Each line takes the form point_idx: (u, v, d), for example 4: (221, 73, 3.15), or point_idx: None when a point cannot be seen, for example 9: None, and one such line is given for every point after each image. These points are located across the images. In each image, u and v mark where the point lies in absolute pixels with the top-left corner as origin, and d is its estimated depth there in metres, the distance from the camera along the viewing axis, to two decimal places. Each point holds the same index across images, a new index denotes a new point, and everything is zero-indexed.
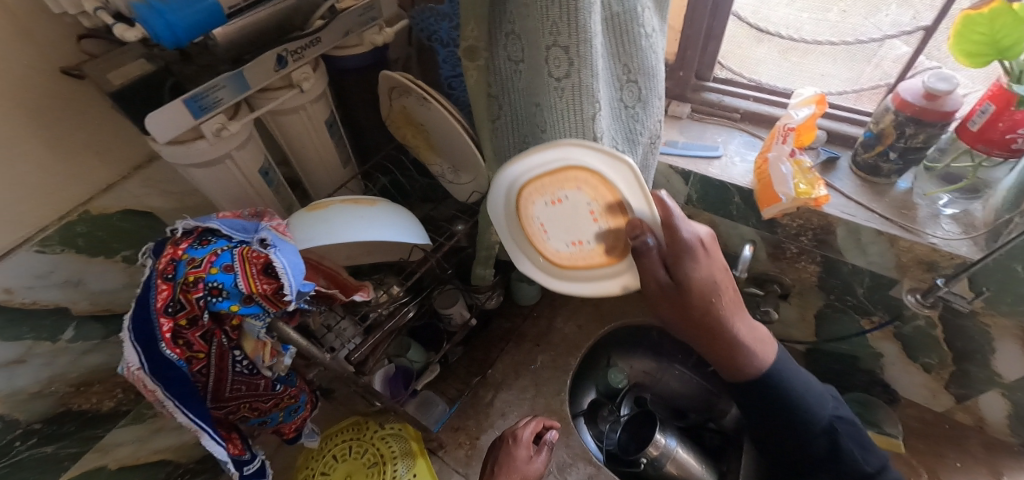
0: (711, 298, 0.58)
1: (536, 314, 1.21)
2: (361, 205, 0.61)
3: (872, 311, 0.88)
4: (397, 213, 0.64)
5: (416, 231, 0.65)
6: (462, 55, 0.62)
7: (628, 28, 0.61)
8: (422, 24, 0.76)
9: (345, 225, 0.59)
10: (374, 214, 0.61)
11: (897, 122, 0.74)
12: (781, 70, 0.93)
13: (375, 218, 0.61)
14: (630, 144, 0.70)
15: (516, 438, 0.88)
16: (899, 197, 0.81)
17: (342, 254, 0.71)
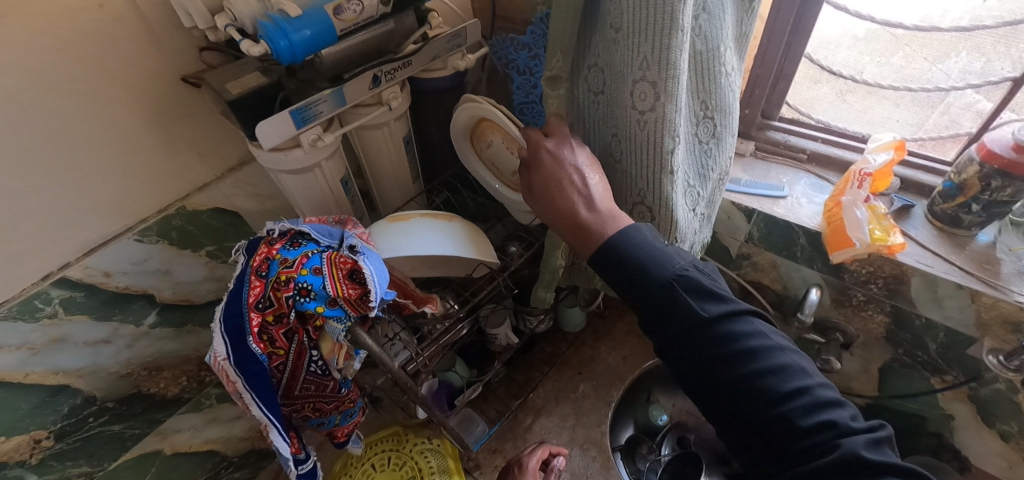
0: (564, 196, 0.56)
1: (580, 342, 1.20)
2: (439, 220, 0.65)
3: (945, 370, 0.84)
4: (470, 231, 0.67)
5: (486, 248, 0.66)
6: (544, 83, 0.62)
7: (709, 66, 0.62)
8: (501, 52, 0.76)
9: (425, 238, 0.63)
10: (450, 229, 0.65)
11: (982, 174, 0.71)
12: (851, 114, 0.92)
13: (451, 234, 0.64)
14: (701, 178, 0.71)
15: (523, 467, 0.89)
16: (981, 250, 0.77)
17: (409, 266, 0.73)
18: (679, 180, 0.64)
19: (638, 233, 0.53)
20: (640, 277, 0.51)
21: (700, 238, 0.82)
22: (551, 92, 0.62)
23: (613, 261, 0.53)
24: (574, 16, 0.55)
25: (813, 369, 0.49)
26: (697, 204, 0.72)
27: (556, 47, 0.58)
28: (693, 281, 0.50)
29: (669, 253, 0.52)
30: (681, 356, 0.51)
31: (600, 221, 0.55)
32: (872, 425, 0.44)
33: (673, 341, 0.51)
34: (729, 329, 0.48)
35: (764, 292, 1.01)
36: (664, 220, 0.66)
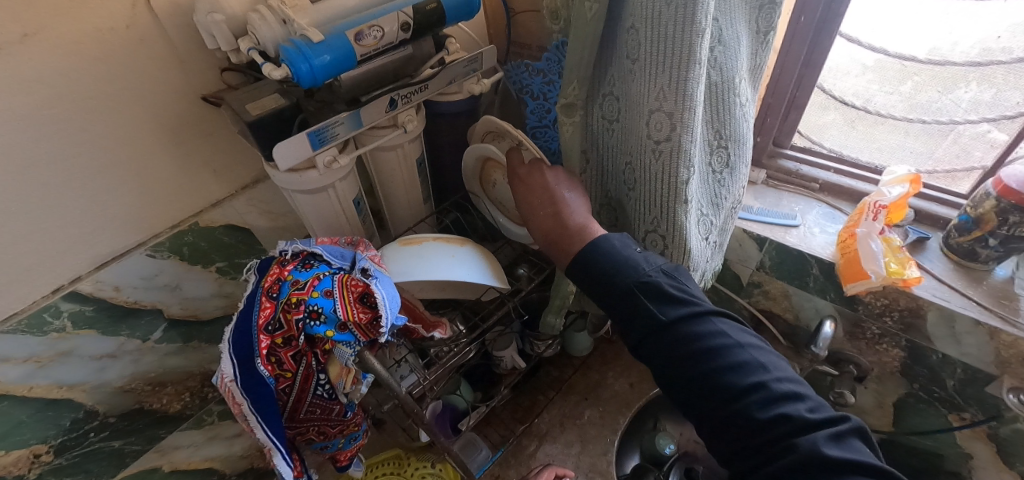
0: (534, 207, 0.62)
1: (587, 367, 1.19)
2: (451, 244, 0.65)
3: (962, 407, 0.82)
4: (483, 255, 0.67)
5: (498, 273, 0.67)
6: (558, 111, 0.62)
7: (724, 97, 0.62)
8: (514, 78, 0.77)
9: (439, 261, 0.63)
10: (463, 253, 0.65)
11: (998, 209, 0.70)
12: (860, 141, 0.92)
13: (464, 258, 0.65)
14: (714, 208, 0.70)
15: None
16: (999, 285, 0.76)
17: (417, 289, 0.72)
18: (692, 210, 0.63)
19: (608, 242, 0.55)
20: (607, 283, 0.53)
21: (712, 267, 0.81)
22: (566, 119, 0.62)
23: (586, 269, 0.55)
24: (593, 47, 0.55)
25: (782, 366, 0.47)
26: (709, 233, 0.71)
27: (572, 76, 0.58)
28: (654, 285, 0.50)
29: (635, 259, 0.53)
30: (648, 358, 0.51)
31: (569, 235, 0.58)
32: (834, 418, 0.41)
33: (640, 344, 0.51)
34: (690, 329, 0.48)
35: (775, 322, 0.99)
36: (677, 250, 0.65)
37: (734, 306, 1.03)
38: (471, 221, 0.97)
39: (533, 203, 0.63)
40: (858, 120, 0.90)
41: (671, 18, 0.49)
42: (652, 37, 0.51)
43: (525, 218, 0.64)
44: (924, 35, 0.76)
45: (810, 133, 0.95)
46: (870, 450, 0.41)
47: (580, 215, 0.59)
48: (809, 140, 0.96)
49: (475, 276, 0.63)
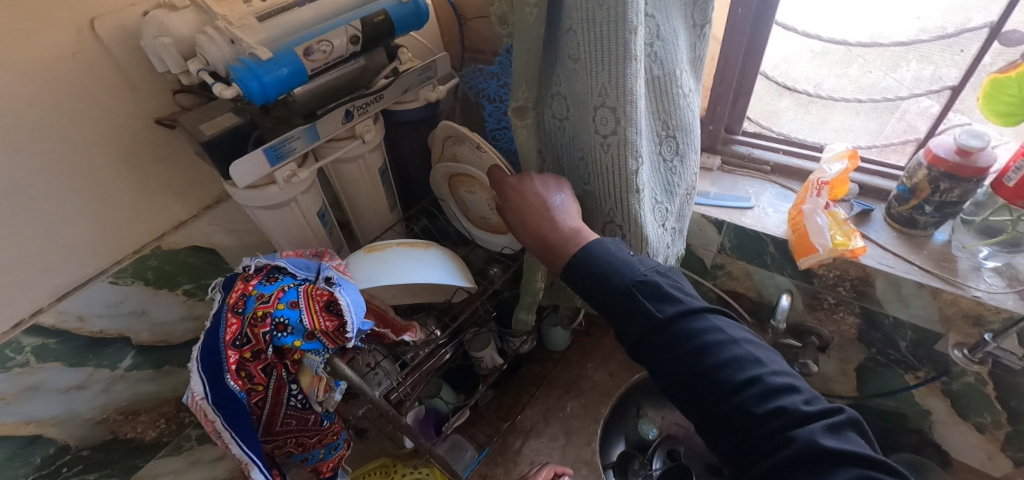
0: (524, 213, 0.62)
1: (567, 360, 1.21)
2: (418, 248, 0.67)
3: (916, 366, 0.86)
4: (448, 258, 0.68)
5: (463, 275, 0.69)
6: (511, 115, 0.64)
7: (667, 88, 0.65)
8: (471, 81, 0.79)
9: (402, 265, 0.64)
10: (430, 257, 0.67)
11: (930, 177, 0.75)
12: (811, 123, 0.96)
13: (429, 261, 0.66)
14: (668, 195, 0.74)
15: None
16: (938, 249, 0.80)
17: (386, 294, 0.73)
18: (646, 199, 0.66)
19: (602, 246, 0.57)
20: (603, 284, 0.54)
21: (674, 251, 0.85)
22: (519, 121, 0.64)
23: (582, 272, 0.56)
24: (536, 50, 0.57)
25: (776, 360, 0.48)
26: (666, 218, 0.74)
27: (520, 79, 0.60)
28: (650, 284, 0.52)
29: (629, 260, 0.54)
30: (647, 357, 0.52)
31: (564, 238, 0.59)
32: (828, 409, 0.43)
33: (637, 344, 0.52)
34: (685, 327, 0.49)
35: (741, 301, 1.02)
36: (635, 237, 0.68)
37: (702, 289, 1.06)
38: (441, 225, 0.99)
39: (523, 210, 0.63)
40: (810, 104, 0.94)
41: (605, 19, 0.52)
42: (590, 37, 0.54)
43: (514, 228, 0.64)
44: (864, 21, 0.80)
45: (757, 117, 1.00)
46: (864, 440, 0.43)
47: (572, 220, 0.61)
48: (761, 125, 1.01)
49: (441, 279, 0.65)
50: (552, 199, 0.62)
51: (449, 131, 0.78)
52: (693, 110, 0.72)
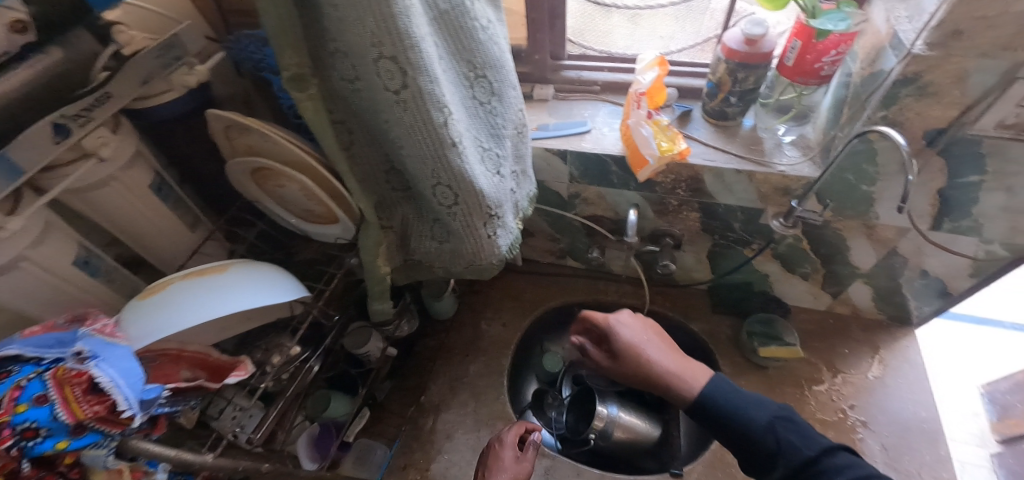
0: (637, 363, 0.76)
1: (459, 325, 1.16)
2: (206, 276, 0.55)
3: (750, 240, 0.96)
4: (256, 276, 0.57)
5: (279, 291, 0.58)
6: (287, 86, 0.53)
7: (460, 23, 0.58)
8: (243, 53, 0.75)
9: (190, 302, 0.52)
10: (224, 281, 0.55)
11: (729, 70, 0.80)
12: (643, 35, 1.00)
13: (228, 287, 0.54)
14: (496, 139, 0.69)
15: (501, 441, 0.86)
16: (748, 135, 0.88)
17: (199, 333, 0.62)
18: (467, 150, 0.61)
19: (714, 387, 0.67)
20: (744, 427, 0.62)
21: (522, 193, 0.82)
22: (298, 92, 0.53)
23: (706, 411, 0.66)
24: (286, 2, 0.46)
25: None
26: (500, 165, 0.70)
27: (280, 44, 0.49)
28: (785, 420, 0.62)
29: (753, 416, 0.62)
30: (749, 468, 0.64)
31: (677, 384, 0.70)
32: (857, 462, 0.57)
33: (748, 459, 0.63)
34: (831, 461, 0.57)
35: (602, 223, 1.03)
36: (467, 193, 0.64)
37: (566, 221, 1.06)
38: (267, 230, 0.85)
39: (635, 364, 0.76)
40: (640, 17, 0.98)
41: None
42: None
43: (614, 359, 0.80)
44: None
45: (595, 41, 1.00)
46: None
47: (666, 368, 0.72)
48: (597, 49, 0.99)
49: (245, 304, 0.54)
50: (647, 342, 0.77)
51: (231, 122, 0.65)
52: (500, 42, 0.66)
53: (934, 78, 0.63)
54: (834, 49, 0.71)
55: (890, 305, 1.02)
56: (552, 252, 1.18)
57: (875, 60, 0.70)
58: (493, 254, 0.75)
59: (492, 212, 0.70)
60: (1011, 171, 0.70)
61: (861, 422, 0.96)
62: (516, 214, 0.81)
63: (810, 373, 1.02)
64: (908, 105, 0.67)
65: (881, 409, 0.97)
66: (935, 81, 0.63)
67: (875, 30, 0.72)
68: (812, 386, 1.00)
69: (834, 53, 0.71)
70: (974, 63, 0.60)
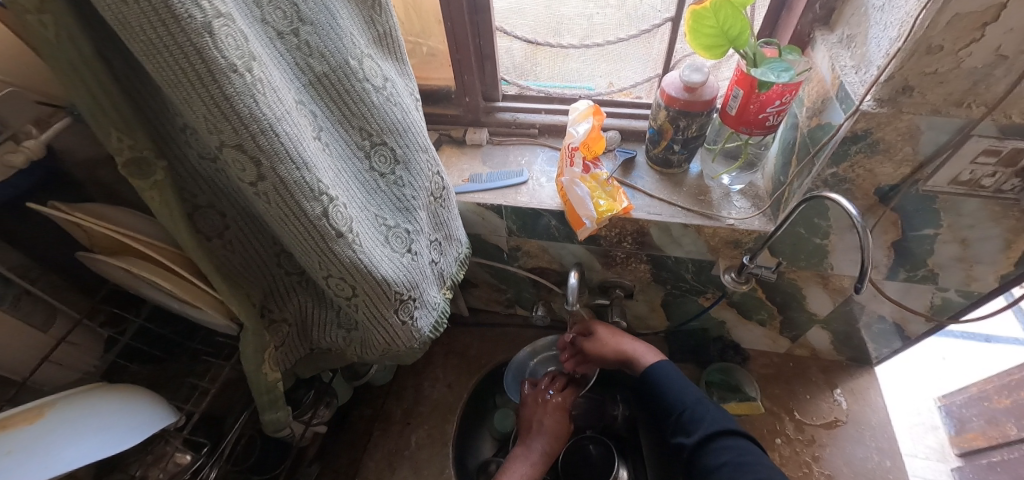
0: None
1: (399, 389, 1.06)
2: (11, 433, 0.43)
3: (704, 290, 0.89)
4: (128, 404, 0.52)
5: (148, 416, 0.53)
6: (127, 172, 0.44)
7: (345, 88, 0.50)
8: (71, 146, 0.59)
9: (74, 427, 0.47)
10: (89, 414, 0.49)
11: (670, 117, 0.73)
12: (600, 63, 0.85)
13: (102, 418, 0.49)
14: (405, 213, 0.60)
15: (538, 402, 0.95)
16: (694, 183, 0.82)
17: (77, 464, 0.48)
18: (360, 237, 0.52)
19: None
20: None
21: (448, 260, 0.73)
22: (141, 179, 0.45)
23: None
24: (90, 82, 0.38)
25: None
26: (412, 240, 0.61)
27: (98, 126, 0.40)
28: None
29: None
30: None
31: None
32: None
33: None
34: None
35: (547, 274, 0.95)
36: (366, 284, 0.54)
37: (510, 273, 0.98)
38: (167, 310, 0.69)
39: None
40: (598, 48, 0.83)
41: (142, 18, 0.33)
42: (142, 53, 0.35)
43: None
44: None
45: (546, 65, 0.87)
46: None
47: None
48: (549, 45, 0.83)
49: (64, 466, 0.43)
50: None
51: (81, 205, 0.54)
52: (404, 101, 0.57)
53: (884, 135, 0.58)
54: (778, 99, 0.64)
55: (848, 346, 0.98)
56: (498, 301, 1.09)
57: (821, 110, 0.65)
58: (410, 340, 0.65)
59: (403, 297, 0.60)
60: (965, 224, 0.67)
61: (826, 476, 0.91)
62: (441, 285, 0.71)
63: (771, 424, 0.97)
64: (858, 161, 0.62)
65: (845, 460, 0.92)
66: (885, 138, 0.59)
67: (819, 76, 0.66)
68: (774, 439, 0.95)
69: (778, 103, 0.64)
70: (925, 120, 0.56)
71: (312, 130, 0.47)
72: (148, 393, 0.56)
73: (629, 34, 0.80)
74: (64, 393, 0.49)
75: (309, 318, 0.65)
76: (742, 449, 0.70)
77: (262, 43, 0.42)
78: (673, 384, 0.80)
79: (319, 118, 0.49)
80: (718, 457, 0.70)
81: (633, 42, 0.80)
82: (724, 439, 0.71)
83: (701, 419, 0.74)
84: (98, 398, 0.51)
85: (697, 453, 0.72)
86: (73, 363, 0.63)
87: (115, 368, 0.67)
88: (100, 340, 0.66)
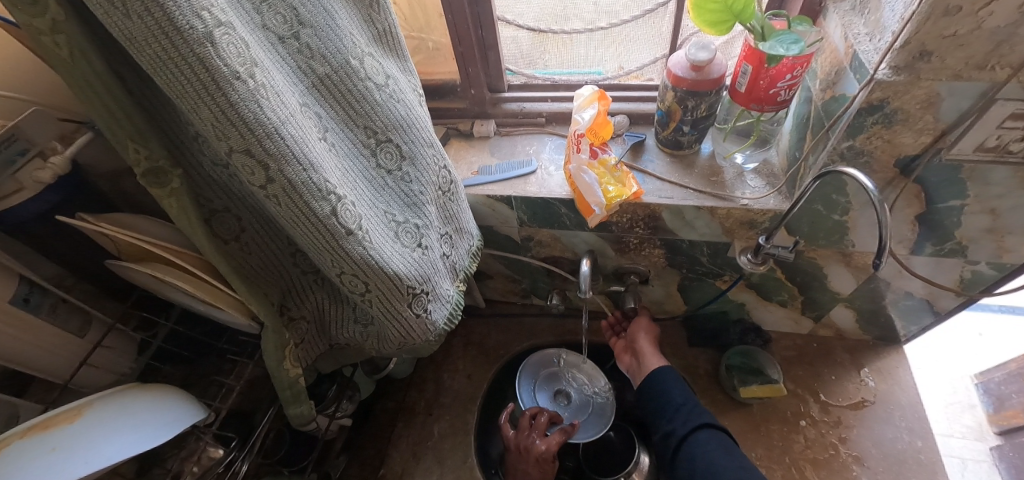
0: None
1: (420, 381, 1.08)
2: (55, 431, 0.46)
3: (721, 273, 0.88)
4: (162, 402, 0.55)
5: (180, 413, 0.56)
6: (144, 182, 0.45)
7: (347, 88, 0.51)
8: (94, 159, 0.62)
9: (112, 425, 0.50)
10: (126, 413, 0.52)
11: (678, 98, 0.71)
12: (609, 48, 0.86)
13: (137, 416, 0.52)
14: (414, 208, 0.60)
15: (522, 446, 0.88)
16: (706, 164, 0.80)
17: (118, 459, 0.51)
18: (369, 234, 0.53)
19: None
20: None
21: (459, 253, 0.74)
22: (158, 188, 0.46)
23: None
24: (104, 97, 0.40)
25: None
26: (422, 234, 0.61)
27: (115, 139, 0.42)
28: None
29: None
30: None
31: None
32: None
33: None
34: None
35: (561, 263, 0.95)
36: (378, 279, 0.55)
37: (524, 264, 0.98)
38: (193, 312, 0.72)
39: None
40: (605, 32, 0.83)
41: (147, 32, 0.34)
42: (149, 65, 0.36)
43: None
44: None
45: (554, 55, 0.88)
46: None
47: None
48: (557, 32, 0.84)
49: (105, 461, 0.46)
50: None
51: (107, 215, 0.57)
52: (407, 97, 0.58)
53: (903, 105, 0.56)
54: (788, 73, 0.62)
55: (874, 325, 0.95)
56: (514, 292, 1.10)
57: (835, 81, 0.63)
58: (426, 333, 0.66)
59: (416, 291, 0.61)
60: (993, 193, 0.64)
61: (854, 457, 0.89)
62: (454, 278, 0.72)
63: (795, 407, 0.95)
64: (875, 133, 0.60)
65: (873, 442, 0.90)
66: (903, 108, 0.56)
67: (832, 46, 0.64)
68: (799, 421, 0.93)
69: (789, 77, 0.62)
70: (946, 85, 0.54)
71: (318, 131, 0.48)
72: (181, 391, 0.58)
73: (635, 16, 0.80)
74: (103, 393, 0.52)
75: (327, 315, 0.66)
76: (720, 445, 0.74)
77: (264, 49, 0.43)
78: (664, 386, 0.84)
79: (324, 119, 0.50)
80: (699, 454, 0.74)
81: (639, 23, 0.80)
82: (705, 437, 0.76)
83: (683, 420, 0.79)
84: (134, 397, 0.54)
85: (681, 452, 0.77)
86: (109, 366, 0.66)
87: (148, 369, 0.70)
88: (133, 343, 0.69)
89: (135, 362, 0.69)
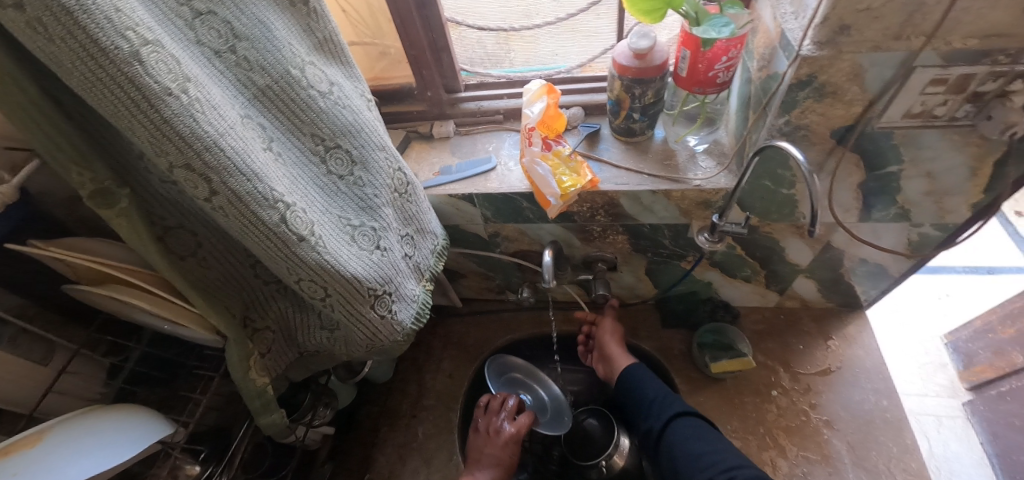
0: None
1: (402, 384, 1.08)
2: (15, 456, 0.45)
3: (685, 254, 0.90)
4: (124, 424, 0.55)
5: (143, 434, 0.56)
6: (90, 204, 0.46)
7: (290, 97, 0.52)
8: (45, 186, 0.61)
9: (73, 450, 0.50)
10: (87, 437, 0.51)
11: (624, 87, 0.73)
12: (568, 41, 0.86)
13: (98, 440, 0.52)
14: (370, 211, 0.61)
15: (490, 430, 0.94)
16: (660, 149, 0.82)
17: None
18: (323, 239, 0.54)
19: None
20: None
21: (423, 253, 0.75)
22: (107, 209, 0.46)
23: None
24: (40, 121, 0.40)
25: None
26: (379, 236, 0.62)
27: (55, 162, 0.42)
28: None
29: None
30: None
31: None
32: None
33: None
34: None
35: (530, 256, 0.96)
36: (337, 283, 0.56)
37: (494, 260, 0.99)
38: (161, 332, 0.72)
39: None
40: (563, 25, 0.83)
41: (72, 55, 0.35)
42: (78, 87, 0.36)
43: None
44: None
45: (518, 51, 0.88)
46: None
47: None
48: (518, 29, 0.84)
49: None
50: None
51: (63, 241, 0.57)
52: (353, 103, 0.59)
53: (830, 78, 0.59)
54: (724, 55, 0.64)
55: (836, 293, 0.98)
56: (489, 289, 1.11)
57: (769, 60, 0.65)
58: (393, 333, 0.67)
59: (377, 293, 0.62)
60: (926, 157, 0.67)
61: (825, 422, 0.92)
62: (419, 277, 0.73)
63: (767, 378, 0.98)
64: (809, 107, 0.62)
65: (842, 405, 0.93)
66: (831, 81, 0.59)
67: (765, 26, 0.67)
68: (771, 392, 0.96)
69: (725, 59, 0.65)
70: (867, 57, 0.56)
71: (261, 142, 0.49)
72: (143, 410, 0.58)
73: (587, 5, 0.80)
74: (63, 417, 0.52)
75: (293, 323, 0.67)
76: (695, 431, 0.77)
77: (198, 63, 0.44)
78: (637, 383, 0.87)
79: (268, 129, 0.51)
80: (678, 443, 0.77)
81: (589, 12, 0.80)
82: (682, 425, 0.79)
83: (659, 413, 0.81)
84: (93, 420, 0.54)
85: (663, 444, 0.79)
86: (77, 392, 0.65)
87: (119, 392, 0.70)
88: (102, 367, 0.69)
89: (105, 386, 0.69)
